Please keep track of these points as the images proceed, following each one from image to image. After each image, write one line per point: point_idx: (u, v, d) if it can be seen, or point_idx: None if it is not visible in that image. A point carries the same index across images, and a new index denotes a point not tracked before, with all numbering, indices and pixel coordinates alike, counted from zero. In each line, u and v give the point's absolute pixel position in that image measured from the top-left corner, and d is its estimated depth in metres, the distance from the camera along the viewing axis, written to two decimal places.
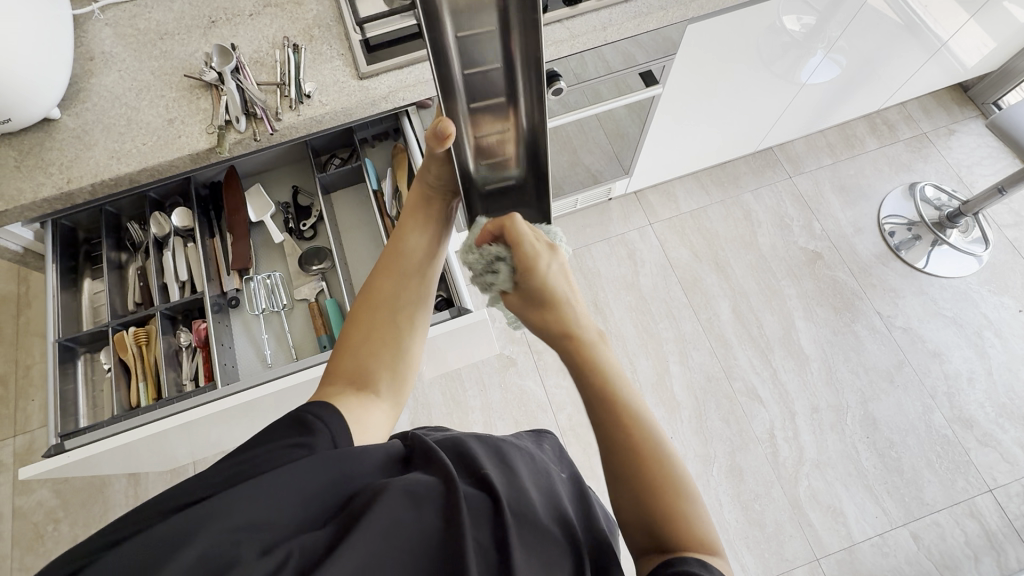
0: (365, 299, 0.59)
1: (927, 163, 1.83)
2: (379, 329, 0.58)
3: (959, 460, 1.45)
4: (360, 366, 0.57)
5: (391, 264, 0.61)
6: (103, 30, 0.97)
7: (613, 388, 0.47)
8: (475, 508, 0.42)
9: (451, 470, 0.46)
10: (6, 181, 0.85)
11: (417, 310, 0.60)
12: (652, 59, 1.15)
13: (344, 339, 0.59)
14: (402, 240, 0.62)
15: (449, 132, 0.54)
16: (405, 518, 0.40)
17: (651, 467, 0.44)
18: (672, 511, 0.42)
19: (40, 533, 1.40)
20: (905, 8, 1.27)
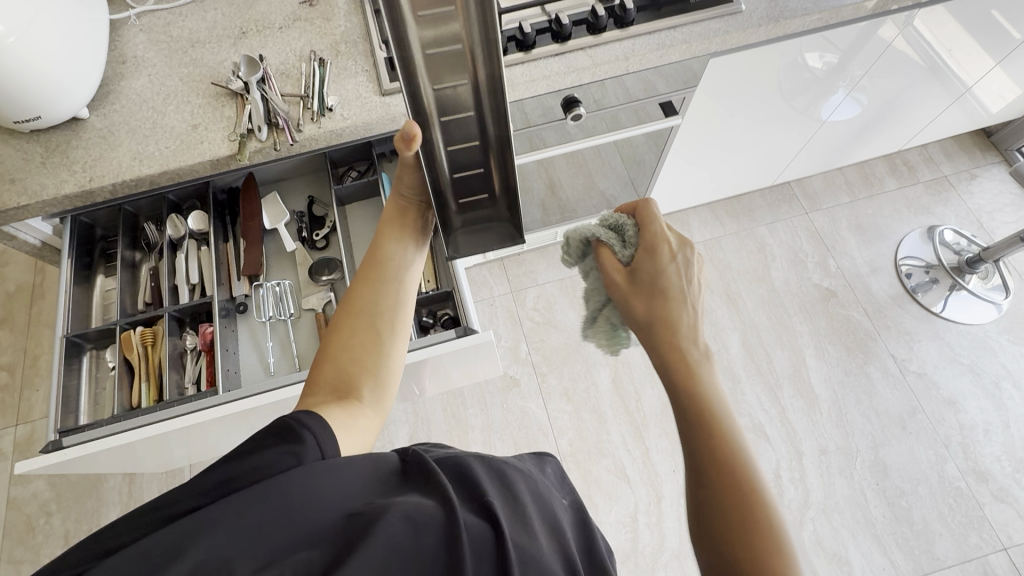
0: (346, 309, 0.58)
1: (946, 207, 1.80)
2: (361, 336, 0.57)
3: (972, 515, 1.40)
4: (343, 373, 0.56)
5: (370, 273, 0.60)
6: (137, 35, 1.00)
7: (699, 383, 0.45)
8: (476, 539, 0.41)
9: (452, 495, 0.44)
10: (30, 177, 0.87)
11: (398, 315, 0.60)
12: (674, 90, 1.15)
13: (326, 350, 0.58)
14: (380, 250, 0.62)
15: (416, 135, 0.57)
16: (404, 549, 0.38)
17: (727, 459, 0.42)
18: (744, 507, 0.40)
19: (32, 526, 1.39)
20: (929, 50, 1.27)
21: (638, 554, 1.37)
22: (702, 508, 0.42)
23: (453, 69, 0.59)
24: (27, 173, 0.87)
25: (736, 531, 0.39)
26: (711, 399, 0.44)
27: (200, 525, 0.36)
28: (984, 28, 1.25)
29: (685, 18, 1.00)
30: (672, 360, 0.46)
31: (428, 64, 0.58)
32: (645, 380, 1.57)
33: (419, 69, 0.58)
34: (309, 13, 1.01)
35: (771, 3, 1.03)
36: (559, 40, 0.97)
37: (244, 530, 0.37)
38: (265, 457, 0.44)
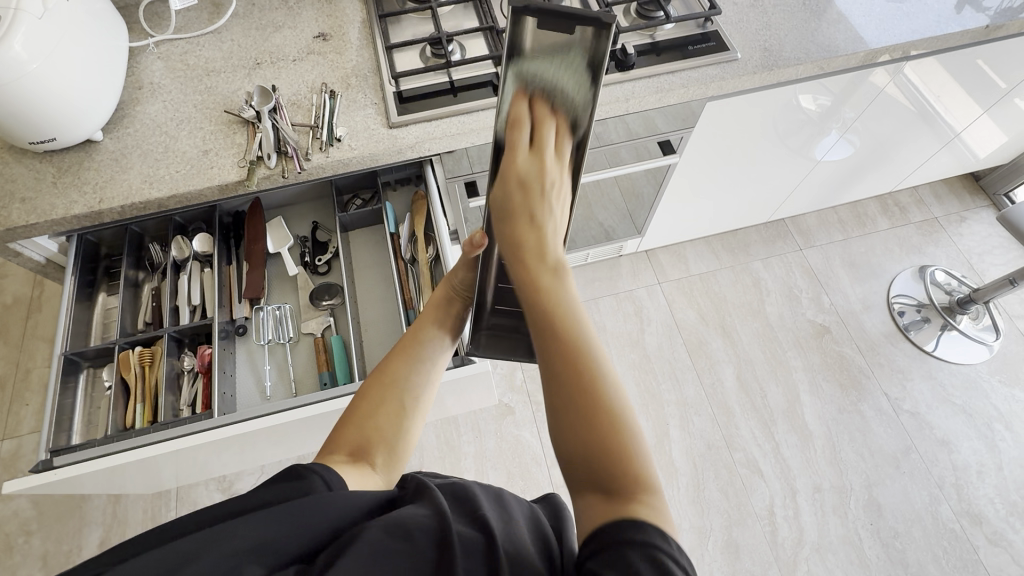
0: (376, 377, 0.61)
1: (937, 247, 1.84)
2: (388, 403, 0.58)
3: (967, 558, 1.39)
4: (362, 436, 0.56)
5: (407, 349, 0.64)
6: (154, 62, 1.03)
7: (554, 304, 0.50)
8: (468, 545, 0.41)
9: (445, 506, 0.45)
10: (41, 196, 0.89)
11: (423, 393, 0.61)
12: (672, 130, 1.19)
13: (351, 411, 0.59)
14: (417, 332, 0.66)
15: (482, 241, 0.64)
16: (391, 552, 0.39)
17: (577, 359, 0.46)
18: (595, 397, 0.45)
19: (11, 545, 1.36)
20: (919, 97, 1.32)
21: None
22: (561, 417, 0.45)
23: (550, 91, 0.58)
24: (38, 193, 0.89)
25: (579, 428, 0.44)
26: (565, 305, 0.49)
27: (216, 534, 0.38)
28: (970, 77, 1.30)
29: (683, 63, 1.04)
30: (517, 268, 0.54)
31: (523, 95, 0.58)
32: (639, 411, 1.57)
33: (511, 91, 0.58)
34: (322, 46, 1.05)
35: (766, 51, 1.07)
36: None
37: (251, 541, 0.38)
38: (271, 493, 0.44)
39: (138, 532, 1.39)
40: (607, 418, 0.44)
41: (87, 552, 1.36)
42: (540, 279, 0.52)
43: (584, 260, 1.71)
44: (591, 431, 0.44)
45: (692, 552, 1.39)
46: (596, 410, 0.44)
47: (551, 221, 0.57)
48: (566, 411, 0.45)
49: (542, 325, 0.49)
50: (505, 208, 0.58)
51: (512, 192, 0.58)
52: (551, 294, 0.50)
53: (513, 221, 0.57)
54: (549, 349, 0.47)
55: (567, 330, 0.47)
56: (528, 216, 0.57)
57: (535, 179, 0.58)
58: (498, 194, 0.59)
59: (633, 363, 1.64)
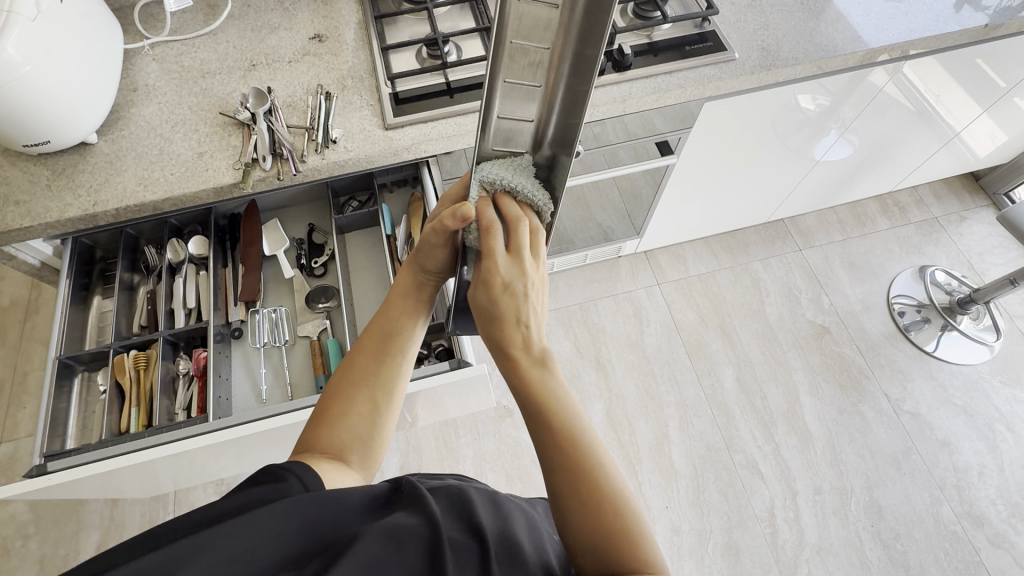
0: (344, 375, 0.57)
1: (937, 247, 1.83)
2: (359, 406, 0.55)
3: (969, 560, 1.38)
4: (335, 434, 0.54)
5: (373, 343, 0.59)
6: (149, 64, 1.03)
7: (545, 397, 0.49)
8: (459, 553, 0.41)
9: (438, 514, 0.44)
10: (35, 199, 0.88)
11: (395, 385, 0.58)
12: (670, 130, 1.19)
13: (321, 410, 0.56)
14: (385, 317, 0.60)
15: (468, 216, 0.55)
16: (384, 562, 0.39)
17: (569, 446, 0.47)
18: (593, 482, 0.45)
19: (8, 549, 1.36)
20: (918, 96, 1.31)
21: None
22: (565, 505, 0.45)
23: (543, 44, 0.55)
24: (32, 196, 0.89)
25: (581, 508, 0.45)
26: (558, 403, 0.49)
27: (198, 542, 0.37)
28: (969, 77, 1.30)
29: (681, 63, 1.04)
30: (512, 376, 0.51)
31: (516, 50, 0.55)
32: (638, 413, 1.57)
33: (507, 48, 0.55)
34: (318, 48, 1.04)
35: (764, 51, 1.07)
36: None
37: (235, 548, 0.38)
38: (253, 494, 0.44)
39: (135, 536, 1.38)
40: (605, 497, 0.45)
41: (84, 557, 1.36)
42: (527, 372, 0.51)
43: (583, 261, 1.71)
44: (595, 510, 0.44)
45: (692, 555, 1.39)
46: (596, 495, 0.45)
47: (537, 313, 0.54)
48: (570, 504, 0.45)
49: (535, 419, 0.49)
50: (490, 312, 0.53)
51: (498, 297, 0.52)
52: (540, 390, 0.49)
53: (501, 326, 0.52)
54: (541, 437, 0.48)
55: (563, 438, 0.47)
56: (515, 318, 0.52)
57: (518, 281, 0.52)
58: (480, 299, 0.53)
59: (632, 365, 1.64)
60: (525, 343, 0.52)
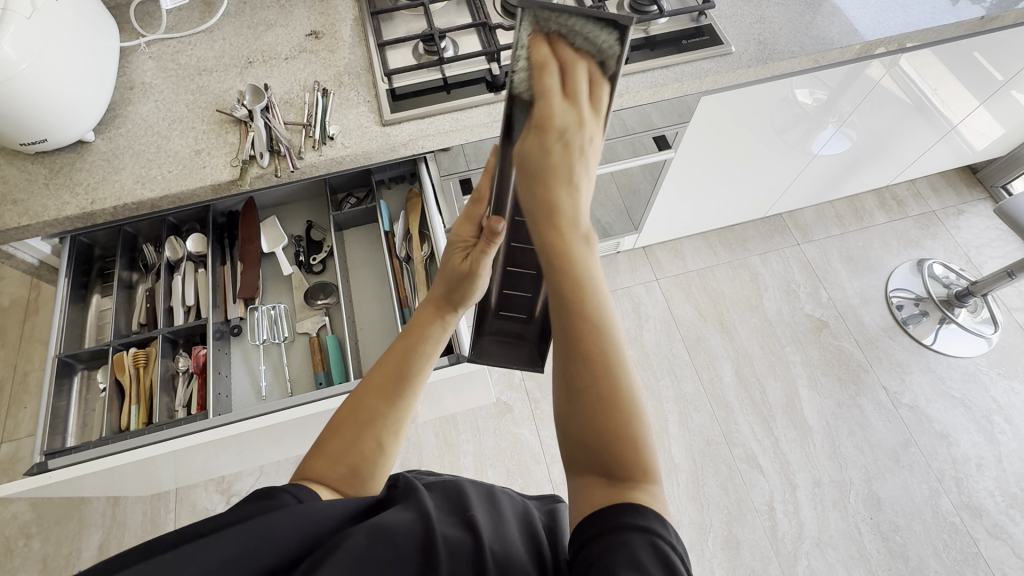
0: (355, 404, 0.55)
1: (935, 241, 1.84)
2: (364, 443, 0.53)
3: (967, 551, 1.39)
4: (340, 464, 0.52)
5: (386, 376, 0.57)
6: (146, 62, 1.03)
7: (577, 271, 0.48)
8: (453, 550, 0.41)
9: (431, 510, 0.45)
10: (33, 197, 0.88)
11: (405, 421, 0.56)
12: (668, 124, 1.19)
13: (326, 441, 0.54)
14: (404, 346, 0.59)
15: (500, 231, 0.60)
16: (374, 558, 0.39)
17: (591, 330, 0.46)
18: (607, 367, 0.45)
19: (10, 548, 1.36)
20: (915, 89, 1.31)
21: None
22: (575, 385, 0.45)
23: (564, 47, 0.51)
24: (30, 195, 0.89)
25: (589, 407, 0.44)
26: (587, 279, 0.48)
27: (171, 562, 0.37)
28: (966, 70, 1.30)
29: (678, 58, 1.04)
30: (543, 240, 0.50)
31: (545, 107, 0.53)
32: None
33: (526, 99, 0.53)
34: (314, 44, 1.04)
35: (761, 44, 1.07)
36: None
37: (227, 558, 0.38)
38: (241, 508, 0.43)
39: (137, 534, 1.39)
40: (616, 396, 0.44)
41: (86, 555, 1.36)
42: (568, 247, 0.50)
43: None
44: (607, 407, 0.44)
45: (692, 549, 1.39)
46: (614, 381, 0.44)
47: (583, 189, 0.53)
48: (580, 391, 0.44)
49: (564, 290, 0.47)
50: (538, 168, 0.51)
51: (551, 148, 0.51)
52: (575, 262, 0.49)
53: (545, 183, 0.51)
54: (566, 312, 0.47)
55: (585, 315, 0.46)
56: (567, 177, 0.51)
57: (575, 133, 0.52)
58: (531, 149, 0.51)
59: (631, 360, 1.64)
60: (567, 211, 0.51)
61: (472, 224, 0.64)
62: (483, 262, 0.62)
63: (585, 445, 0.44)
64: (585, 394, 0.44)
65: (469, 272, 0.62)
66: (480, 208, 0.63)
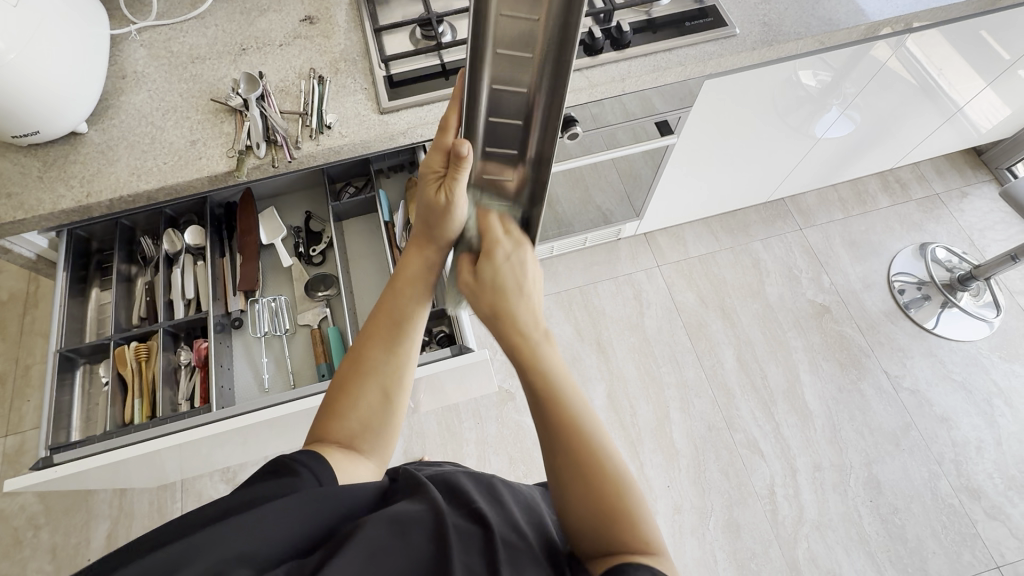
0: (353, 363, 0.55)
1: (938, 224, 1.82)
2: (368, 394, 0.54)
3: (965, 532, 1.41)
4: (354, 424, 0.53)
5: (380, 327, 0.56)
6: (137, 51, 1.00)
7: (547, 378, 0.50)
8: (464, 536, 0.41)
9: (439, 500, 0.45)
10: (27, 190, 0.87)
11: (408, 372, 0.56)
12: (670, 110, 1.17)
13: (332, 400, 0.55)
14: (394, 296, 0.57)
15: (465, 155, 0.53)
16: (388, 546, 0.40)
17: (569, 432, 0.47)
18: (590, 465, 0.45)
19: (20, 539, 1.38)
20: (921, 70, 1.29)
21: None
22: (570, 486, 0.45)
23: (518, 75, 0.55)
24: (24, 187, 0.87)
25: (581, 495, 0.45)
26: (556, 380, 0.50)
27: (187, 549, 0.37)
28: (973, 50, 1.27)
29: (680, 41, 1.01)
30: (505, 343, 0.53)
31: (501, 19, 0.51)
32: (639, 394, 1.57)
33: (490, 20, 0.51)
34: (309, 30, 1.02)
35: (765, 26, 1.04)
36: None
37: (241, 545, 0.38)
38: (243, 500, 0.43)
39: (144, 524, 1.40)
40: (607, 486, 0.45)
41: (95, 545, 1.38)
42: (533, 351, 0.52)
43: (582, 244, 1.70)
44: (596, 498, 0.44)
45: (693, 533, 1.41)
46: (602, 485, 0.45)
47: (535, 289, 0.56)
48: (570, 485, 0.45)
49: (535, 398, 0.50)
50: (493, 282, 0.55)
51: (499, 265, 0.56)
52: (543, 368, 0.50)
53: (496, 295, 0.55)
54: (543, 419, 0.49)
55: (561, 415, 0.48)
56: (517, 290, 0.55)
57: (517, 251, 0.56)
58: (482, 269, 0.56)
59: (633, 347, 1.64)
60: (526, 317, 0.54)
61: (441, 153, 0.56)
62: (454, 192, 0.55)
63: (582, 537, 0.44)
64: (579, 490, 0.45)
65: (444, 204, 0.56)
66: (449, 135, 0.56)
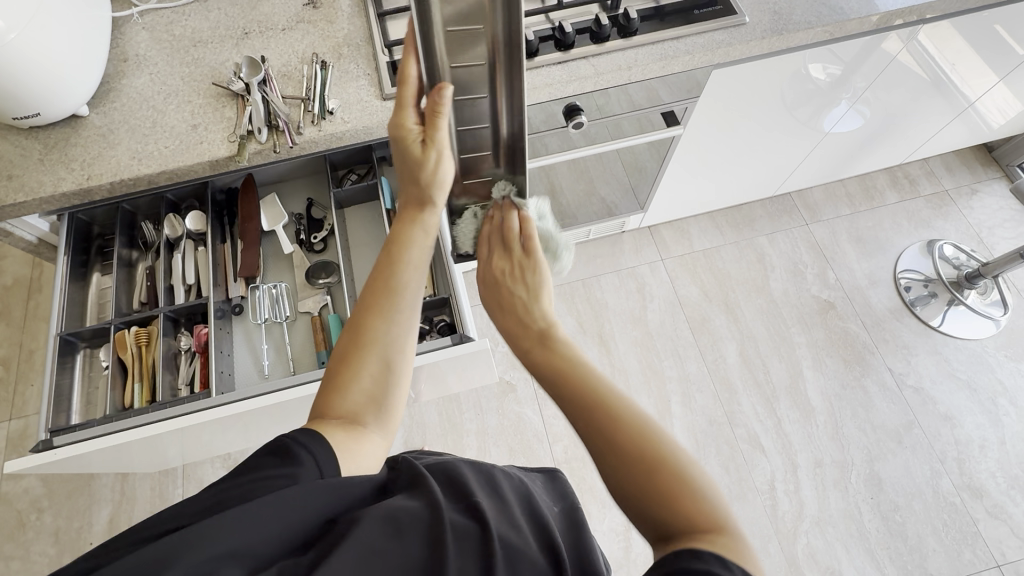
0: (354, 335, 0.54)
1: (946, 221, 1.80)
2: (369, 367, 0.53)
3: (967, 531, 1.40)
4: (354, 397, 0.52)
5: (379, 297, 0.55)
6: (139, 33, 0.99)
7: (567, 372, 0.52)
8: (461, 536, 0.41)
9: (438, 496, 0.44)
10: (28, 172, 0.87)
11: (408, 344, 0.55)
12: (676, 100, 1.16)
13: (332, 376, 0.54)
14: (390, 263, 0.58)
15: (444, 102, 0.58)
16: (382, 546, 0.39)
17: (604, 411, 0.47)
18: (626, 439, 0.44)
19: (23, 521, 1.39)
20: (932, 64, 1.27)
21: (632, 564, 1.36)
22: (619, 469, 0.44)
23: (472, 45, 0.60)
24: (25, 170, 0.87)
25: (629, 473, 0.43)
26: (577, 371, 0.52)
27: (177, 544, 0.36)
28: (987, 44, 1.25)
29: (689, 29, 1.00)
30: (523, 353, 0.58)
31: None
32: (641, 388, 1.57)
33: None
34: (312, 15, 1.01)
35: (776, 15, 1.03)
36: (562, 48, 0.98)
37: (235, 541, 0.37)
38: (237, 491, 0.42)
39: (146, 509, 1.41)
40: (654, 461, 0.43)
41: (97, 528, 1.39)
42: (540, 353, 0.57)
43: (586, 236, 1.69)
44: (645, 474, 0.42)
45: None
46: (648, 461, 0.43)
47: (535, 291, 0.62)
48: (614, 464, 0.44)
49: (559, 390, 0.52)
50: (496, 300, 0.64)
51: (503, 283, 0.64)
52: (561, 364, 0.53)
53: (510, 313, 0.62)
54: (574, 406, 0.49)
55: (589, 395, 0.49)
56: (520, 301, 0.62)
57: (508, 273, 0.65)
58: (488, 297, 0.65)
59: (634, 341, 1.63)
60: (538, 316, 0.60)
61: (410, 109, 0.59)
62: (439, 147, 0.59)
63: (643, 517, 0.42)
64: (627, 469, 0.43)
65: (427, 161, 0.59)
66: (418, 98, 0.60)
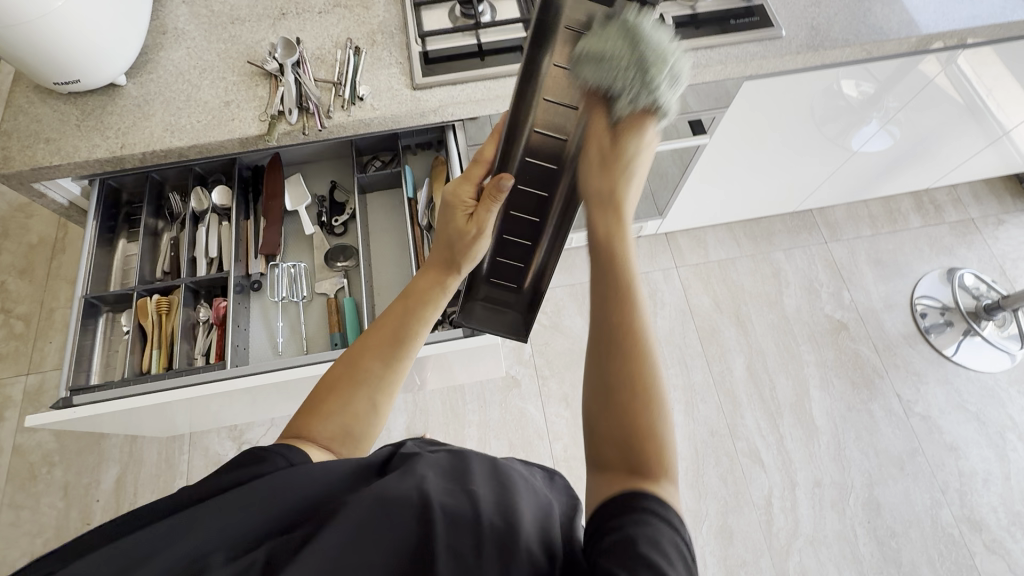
0: (351, 368, 0.57)
1: (970, 250, 1.77)
2: (356, 402, 0.55)
3: (962, 563, 1.39)
4: (339, 425, 0.54)
5: (383, 340, 0.59)
6: (179, 6, 1.01)
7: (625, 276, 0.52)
8: (453, 519, 0.40)
9: (431, 476, 0.44)
10: (64, 137, 0.89)
11: (398, 390, 0.58)
12: (704, 109, 1.15)
13: (319, 402, 0.56)
14: (403, 311, 0.62)
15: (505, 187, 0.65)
16: (370, 525, 0.40)
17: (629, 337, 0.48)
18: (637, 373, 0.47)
19: (34, 473, 1.43)
20: (970, 89, 1.24)
21: None
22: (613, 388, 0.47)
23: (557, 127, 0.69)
24: (62, 134, 0.89)
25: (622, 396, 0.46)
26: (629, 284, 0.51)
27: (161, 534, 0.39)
28: None
29: (724, 38, 0.99)
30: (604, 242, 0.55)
31: (553, 71, 0.65)
32: None
33: (544, 70, 0.65)
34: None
35: (813, 30, 1.01)
36: None
37: (216, 527, 0.39)
38: (225, 481, 0.45)
39: (152, 471, 1.45)
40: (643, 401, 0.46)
41: (105, 486, 1.43)
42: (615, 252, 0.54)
43: None
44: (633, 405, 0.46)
45: None
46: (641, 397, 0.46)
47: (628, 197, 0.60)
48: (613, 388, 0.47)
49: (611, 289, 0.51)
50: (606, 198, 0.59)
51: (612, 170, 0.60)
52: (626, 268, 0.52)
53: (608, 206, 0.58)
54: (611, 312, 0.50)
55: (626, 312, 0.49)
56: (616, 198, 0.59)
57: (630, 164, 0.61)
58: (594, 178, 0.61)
59: None
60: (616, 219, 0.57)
61: (471, 184, 0.69)
62: (484, 219, 0.67)
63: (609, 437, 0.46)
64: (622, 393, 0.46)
65: (470, 229, 0.67)
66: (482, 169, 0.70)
